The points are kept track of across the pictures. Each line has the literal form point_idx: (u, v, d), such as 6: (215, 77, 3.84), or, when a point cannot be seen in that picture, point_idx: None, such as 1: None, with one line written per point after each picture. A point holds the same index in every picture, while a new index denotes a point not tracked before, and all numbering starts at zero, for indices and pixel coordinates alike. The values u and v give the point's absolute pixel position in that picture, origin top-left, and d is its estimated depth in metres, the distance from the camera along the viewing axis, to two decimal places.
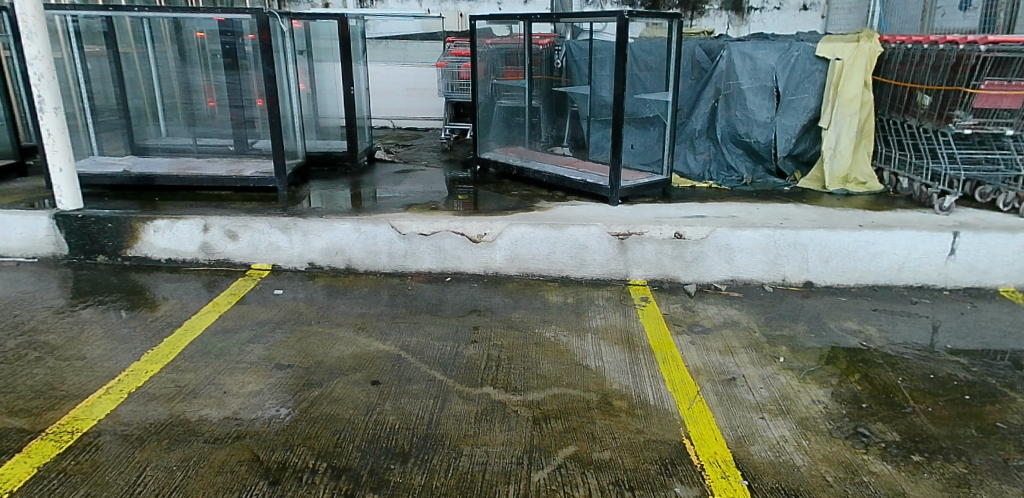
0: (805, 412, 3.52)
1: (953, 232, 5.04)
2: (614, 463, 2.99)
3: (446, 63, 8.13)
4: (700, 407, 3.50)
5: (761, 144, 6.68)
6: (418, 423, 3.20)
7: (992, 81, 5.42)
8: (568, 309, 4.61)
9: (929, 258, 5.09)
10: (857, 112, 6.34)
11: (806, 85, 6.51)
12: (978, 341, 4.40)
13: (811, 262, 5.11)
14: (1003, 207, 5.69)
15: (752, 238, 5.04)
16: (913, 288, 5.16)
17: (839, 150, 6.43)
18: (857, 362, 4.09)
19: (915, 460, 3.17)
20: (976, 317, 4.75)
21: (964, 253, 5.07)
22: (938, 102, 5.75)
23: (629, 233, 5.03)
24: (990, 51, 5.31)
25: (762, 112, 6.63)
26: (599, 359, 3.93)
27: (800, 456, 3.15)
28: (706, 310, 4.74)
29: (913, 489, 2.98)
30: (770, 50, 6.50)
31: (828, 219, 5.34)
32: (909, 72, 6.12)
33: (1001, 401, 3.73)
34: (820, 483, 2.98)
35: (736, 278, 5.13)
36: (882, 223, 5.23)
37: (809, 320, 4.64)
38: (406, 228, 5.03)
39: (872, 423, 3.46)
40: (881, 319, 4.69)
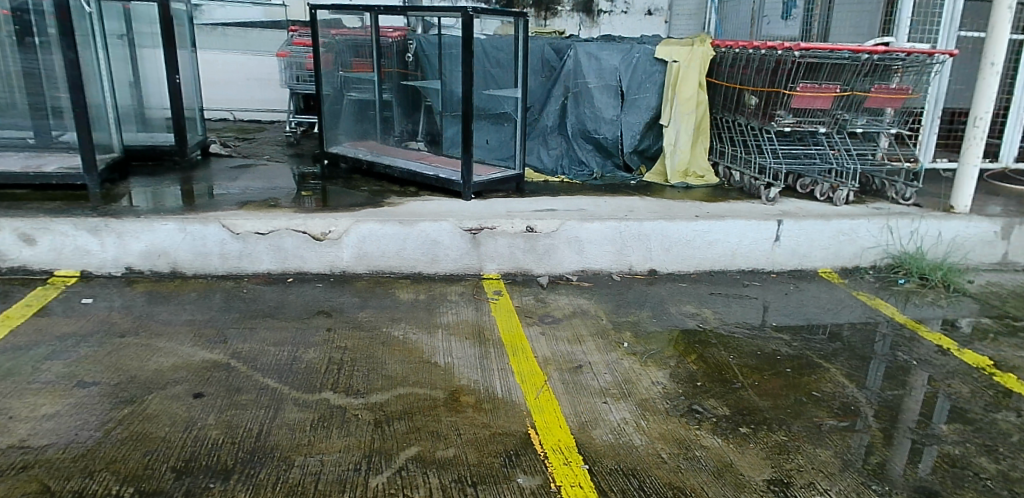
0: (644, 394, 3.65)
1: (777, 221, 5.46)
2: (458, 460, 2.93)
3: (289, 53, 7.76)
4: (546, 396, 3.52)
5: (609, 141, 6.89)
6: (245, 436, 2.97)
7: (807, 84, 5.89)
8: (420, 306, 4.51)
9: (758, 244, 5.49)
10: (693, 111, 6.71)
11: (648, 85, 6.81)
12: (799, 318, 4.80)
13: (655, 251, 5.34)
14: (821, 197, 6.23)
15: (600, 230, 5.17)
16: (745, 272, 5.54)
17: (678, 146, 6.79)
18: (695, 343, 4.31)
19: (742, 432, 3.38)
20: (799, 296, 5.18)
21: (787, 239, 5.52)
22: (763, 103, 6.21)
23: (481, 228, 4.99)
24: (803, 56, 5.74)
25: (609, 109, 6.81)
26: (449, 355, 3.86)
27: (638, 436, 3.25)
28: (558, 301, 4.81)
29: (740, 459, 3.17)
30: (614, 51, 6.71)
31: (668, 211, 5.60)
32: (737, 74, 6.55)
33: (817, 371, 4.07)
34: (655, 460, 3.09)
35: (586, 269, 5.26)
36: (716, 213, 5.57)
37: (653, 306, 4.83)
38: (239, 227, 4.70)
39: (705, 399, 3.65)
40: (717, 302, 4.99)
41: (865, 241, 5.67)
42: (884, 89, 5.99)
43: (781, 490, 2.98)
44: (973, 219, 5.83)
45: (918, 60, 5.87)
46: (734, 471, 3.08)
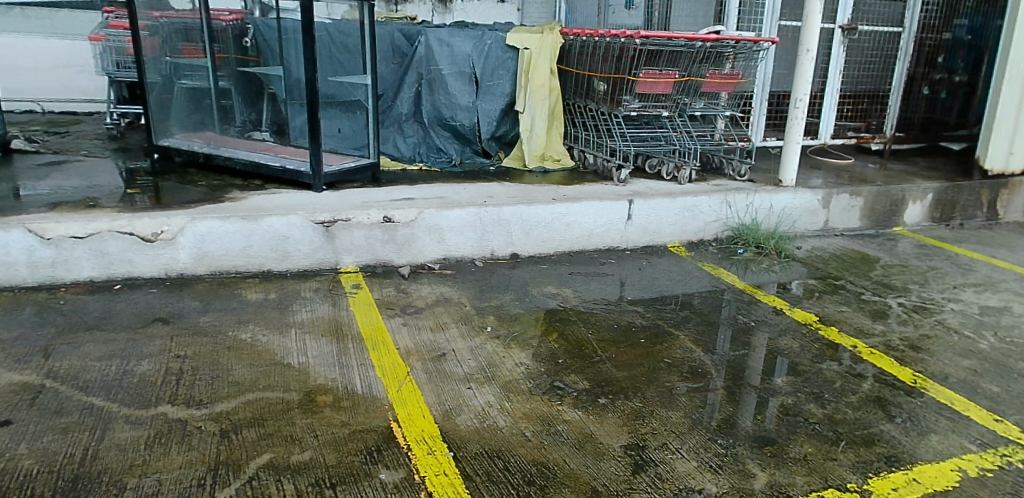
0: (508, 376, 3.65)
1: (629, 200, 5.68)
2: (316, 462, 2.80)
3: (104, 36, 7.06)
4: (409, 388, 3.43)
5: (465, 127, 6.79)
6: (67, 463, 2.67)
7: (648, 71, 6.11)
8: (270, 305, 4.25)
9: (612, 224, 5.68)
10: (547, 98, 6.69)
11: (501, 72, 6.75)
12: (653, 291, 5.03)
13: (515, 236, 5.37)
14: (667, 176, 6.60)
15: (459, 217, 5.11)
16: (602, 251, 5.72)
17: (535, 131, 6.73)
18: (556, 322, 4.39)
19: (601, 403, 3.50)
20: (652, 270, 5.42)
21: (638, 217, 5.76)
22: (611, 89, 6.36)
23: (334, 220, 4.78)
24: (644, 44, 5.95)
25: (463, 96, 6.73)
26: (303, 354, 3.66)
27: (502, 418, 3.26)
28: (420, 290, 4.70)
29: (599, 429, 3.28)
30: (465, 38, 6.61)
31: (526, 195, 5.65)
32: (586, 61, 6.60)
33: (668, 339, 4.29)
34: (520, 439, 3.12)
35: (447, 256, 5.18)
36: (572, 196, 5.68)
37: (516, 289, 4.86)
38: (50, 232, 4.22)
39: (566, 375, 3.73)
40: (577, 281, 5.10)
41: (708, 216, 6.05)
42: (717, 74, 6.39)
43: (638, 454, 3.13)
44: (798, 192, 6.39)
45: (746, 47, 6.28)
46: (594, 441, 3.18)
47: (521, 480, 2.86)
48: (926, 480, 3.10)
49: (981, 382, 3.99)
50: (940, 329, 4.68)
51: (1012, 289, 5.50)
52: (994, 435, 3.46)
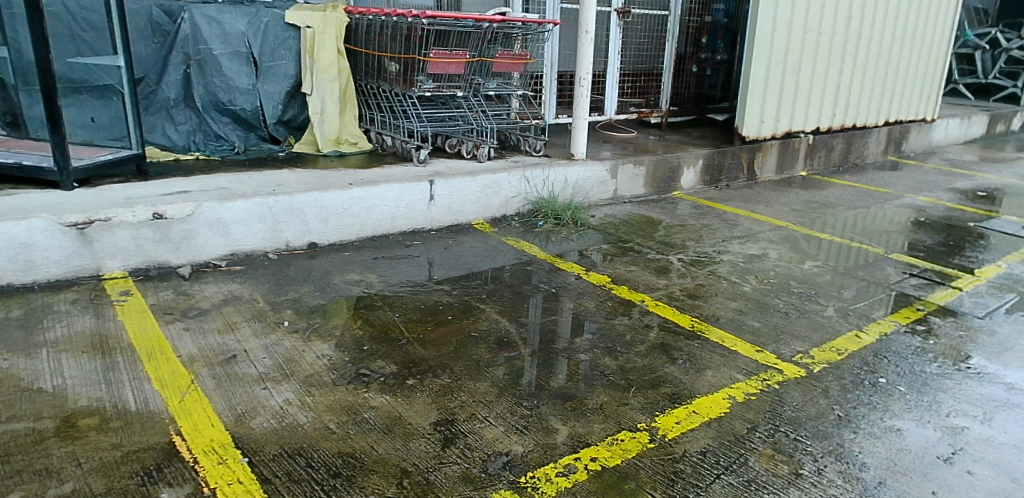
0: (309, 370, 3.46)
1: (429, 181, 5.62)
2: (78, 494, 2.50)
3: None
4: (195, 396, 3.13)
5: (247, 112, 6.29)
6: None
7: (439, 50, 6.02)
8: (15, 325, 3.67)
9: (414, 205, 5.60)
10: (336, 79, 6.41)
11: (282, 51, 6.31)
12: (459, 268, 5.04)
13: (312, 223, 5.09)
14: (466, 155, 6.56)
15: (244, 208, 4.75)
16: (406, 233, 5.62)
17: (326, 114, 6.44)
18: (360, 309, 4.25)
19: (410, 384, 3.43)
20: (458, 249, 5.43)
21: (440, 197, 5.73)
22: (403, 70, 6.16)
23: (90, 221, 4.22)
24: (431, 24, 5.83)
25: (242, 78, 6.21)
26: (58, 376, 3.20)
27: (303, 414, 3.08)
28: (204, 290, 4.31)
29: (408, 410, 3.22)
30: (237, 15, 6.06)
31: (320, 181, 5.37)
32: (374, 42, 6.35)
33: (475, 313, 4.33)
34: (323, 433, 2.97)
35: (235, 252, 4.80)
36: (370, 179, 5.51)
37: (316, 279, 4.62)
38: None
39: (372, 362, 3.61)
40: (381, 265, 4.97)
41: (508, 192, 6.18)
42: (506, 55, 6.48)
43: (447, 428, 3.13)
44: (589, 164, 6.73)
45: (533, 29, 6.38)
46: (403, 423, 3.12)
47: (325, 475, 2.73)
48: (703, 410, 3.48)
49: (746, 320, 4.51)
50: (713, 278, 5.20)
51: (768, 238, 6.27)
52: (756, 364, 3.94)
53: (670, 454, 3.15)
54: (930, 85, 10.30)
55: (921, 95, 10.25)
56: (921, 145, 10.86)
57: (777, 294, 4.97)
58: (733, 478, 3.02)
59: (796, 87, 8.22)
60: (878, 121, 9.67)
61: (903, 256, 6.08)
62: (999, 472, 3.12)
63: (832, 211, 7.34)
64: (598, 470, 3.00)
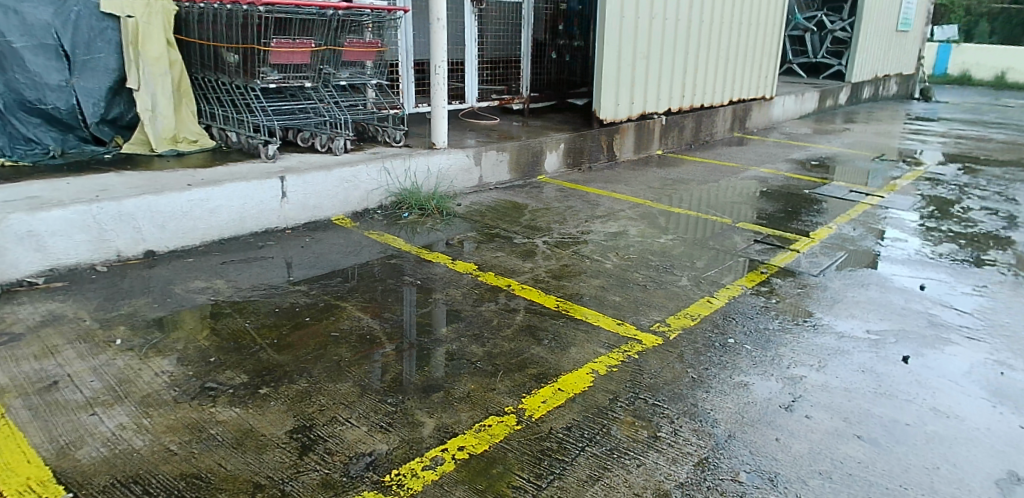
0: (145, 389, 3.17)
1: (279, 177, 5.33)
2: None
3: None
4: (4, 432, 2.82)
5: (61, 111, 5.70)
6: None
7: (280, 39, 5.69)
8: None
9: (264, 204, 5.29)
10: (167, 72, 5.91)
11: (100, 43, 5.72)
12: (318, 267, 4.82)
13: (146, 230, 4.69)
14: (322, 148, 6.28)
15: (62, 217, 4.30)
16: (258, 234, 5.29)
17: (159, 111, 5.92)
18: (207, 318, 3.95)
19: (262, 393, 3.22)
20: (316, 247, 5.18)
21: (294, 194, 5.45)
22: (243, 61, 5.79)
23: None
24: (270, 11, 5.49)
25: (52, 74, 5.60)
26: None
27: (139, 438, 2.83)
28: (17, 313, 3.85)
29: (261, 421, 3.02)
30: (40, 3, 5.44)
31: (154, 183, 4.95)
32: (208, 31, 5.94)
33: (334, 312, 4.14)
34: (162, 456, 2.74)
35: (56, 266, 4.34)
36: (212, 178, 5.14)
37: (155, 290, 4.25)
38: None
39: (220, 374, 3.36)
40: (231, 270, 4.65)
41: (368, 185, 5.99)
42: (357, 43, 6.24)
43: (305, 435, 2.97)
44: (451, 153, 6.65)
45: (383, 16, 6.17)
46: (255, 435, 2.93)
47: None
48: (568, 386, 3.53)
49: (607, 296, 4.63)
50: (576, 258, 5.30)
51: (628, 215, 6.49)
52: (617, 337, 4.06)
53: (537, 433, 3.16)
54: (767, 66, 11.08)
55: (760, 75, 11.02)
56: (762, 121, 11.69)
57: (637, 269, 5.14)
58: (597, 449, 3.09)
59: (647, 72, 8.56)
60: (723, 100, 10.29)
61: (748, 224, 6.50)
62: (832, 413, 3.39)
63: (685, 186, 7.72)
64: (466, 458, 2.96)
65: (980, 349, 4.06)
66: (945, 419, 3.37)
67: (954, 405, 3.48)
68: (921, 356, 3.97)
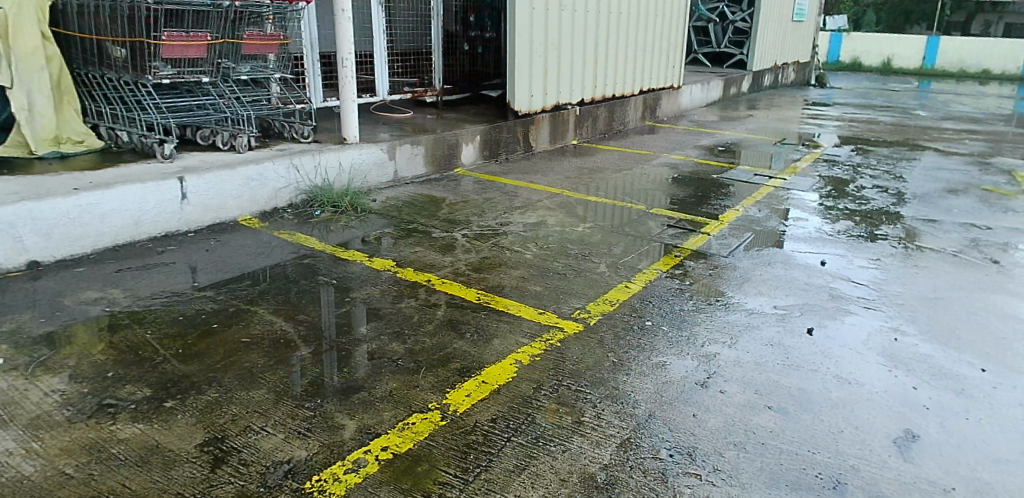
0: (33, 412, 2.96)
1: (178, 178, 5.07)
2: None
3: None
4: None
5: None
6: None
7: (172, 33, 5.39)
8: None
9: (163, 207, 5.01)
10: (43, 68, 5.42)
11: None
12: (225, 271, 4.60)
13: (29, 239, 4.37)
14: (224, 146, 5.98)
15: None
16: (157, 238, 5.01)
17: (36, 110, 5.44)
18: (103, 331, 3.70)
19: (167, 406, 3.06)
20: (223, 250, 4.95)
21: (195, 195, 5.19)
22: (131, 56, 5.42)
23: None
24: (159, 3, 5.20)
25: None
26: None
27: (29, 463, 2.67)
28: None
29: (167, 436, 2.87)
30: None
31: (37, 188, 4.62)
32: (89, 23, 5.56)
33: (244, 317, 3.97)
34: (56, 482, 2.59)
35: None
36: (102, 181, 4.83)
37: (43, 304, 3.96)
38: None
39: (120, 388, 3.17)
40: (128, 278, 4.38)
41: (275, 183, 5.78)
42: (257, 35, 6.02)
43: (216, 447, 2.84)
44: (364, 147, 6.50)
45: (283, 7, 6.01)
46: (160, 452, 2.78)
47: None
48: (492, 379, 3.51)
49: (528, 286, 4.64)
50: (496, 250, 5.29)
51: (546, 205, 6.53)
52: (539, 326, 4.07)
53: (461, 427, 3.13)
54: (673, 55, 11.39)
55: (667, 65, 11.33)
56: (671, 110, 12.01)
57: (556, 258, 5.18)
58: (522, 439, 3.08)
59: (558, 63, 8.63)
60: (633, 90, 10.52)
61: (661, 209, 6.67)
62: (745, 387, 3.52)
63: (600, 175, 7.84)
64: (389, 458, 2.89)
65: (877, 318, 4.32)
66: (847, 385, 3.56)
67: (855, 372, 3.68)
68: (824, 327, 4.18)
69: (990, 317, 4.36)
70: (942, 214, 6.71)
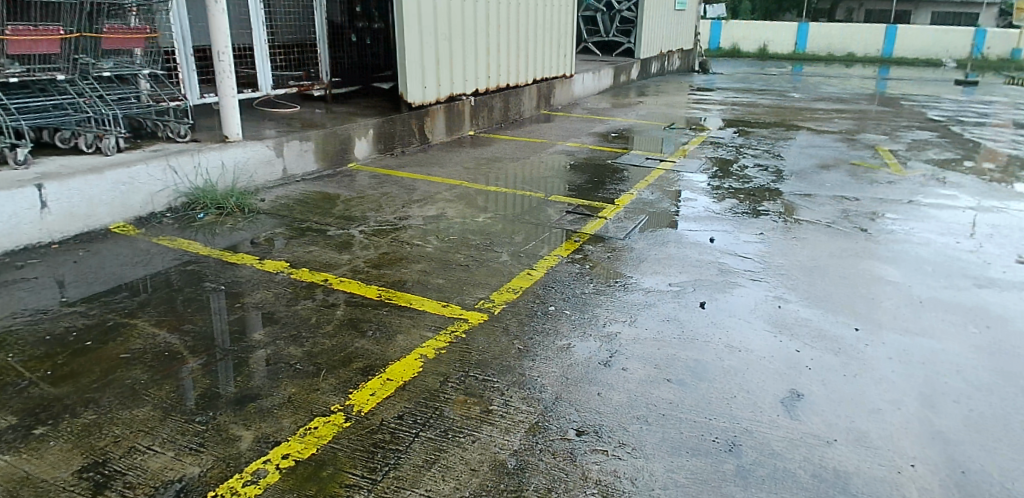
0: None
1: (35, 185, 4.67)
2: None
3: None
4: None
5: None
6: None
7: (16, 26, 4.92)
8: None
9: (19, 218, 4.62)
10: None
11: None
12: (98, 283, 4.28)
13: None
14: (88, 148, 5.56)
15: None
16: (14, 252, 4.62)
17: None
18: None
19: (38, 434, 2.85)
20: (94, 261, 4.60)
21: (57, 203, 4.80)
22: None
23: None
24: None
25: None
26: None
27: None
28: None
29: (39, 466, 2.69)
30: None
31: None
32: None
33: (123, 332, 3.70)
34: None
35: None
36: None
37: None
38: None
39: None
40: None
41: (150, 186, 5.43)
42: (119, 30, 5.59)
43: (97, 472, 2.68)
44: (248, 145, 6.21)
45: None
46: (32, 483, 2.61)
47: None
48: (397, 375, 3.45)
49: (431, 279, 4.59)
50: (396, 245, 5.20)
51: (445, 197, 6.48)
52: (443, 319, 4.04)
53: (367, 427, 3.06)
54: (564, 44, 11.57)
55: (558, 54, 11.50)
56: (564, 98, 12.21)
57: (457, 249, 5.15)
58: (431, 433, 3.05)
59: (450, 53, 8.57)
60: (527, 79, 10.61)
61: (559, 196, 6.77)
62: (645, 362, 3.63)
63: (498, 164, 7.87)
64: (292, 466, 2.79)
65: (762, 288, 4.57)
66: (738, 353, 3.75)
67: (744, 340, 3.88)
68: (715, 300, 4.38)
69: (861, 281, 4.71)
70: (817, 188, 7.18)
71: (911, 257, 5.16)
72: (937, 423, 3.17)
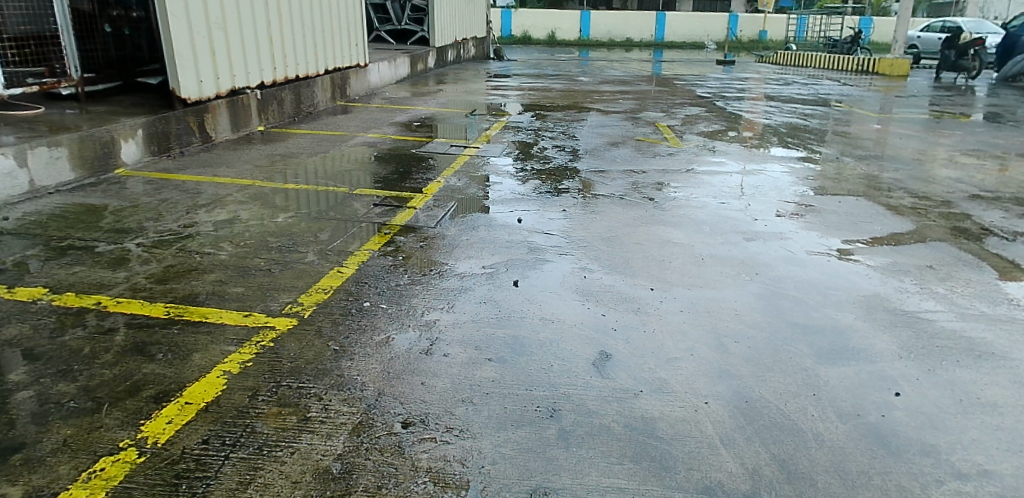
0: None
1: None
2: None
3: None
4: None
5: None
6: None
7: None
8: None
9: None
10: None
11: None
12: None
13: None
14: None
15: None
16: None
17: None
18: None
19: None
20: None
21: None
22: None
23: None
24: None
25: None
26: None
27: None
28: None
29: None
30: None
31: None
32: None
33: None
34: None
35: None
36: None
37: None
38: None
39: None
40: None
41: None
42: None
43: None
44: None
45: None
46: None
47: None
48: (197, 397, 3.13)
49: (227, 289, 4.23)
50: (183, 255, 4.73)
51: (236, 199, 6.03)
52: (246, 330, 3.74)
53: (167, 458, 2.75)
54: (354, 33, 11.24)
55: (349, 43, 11.16)
56: (360, 89, 11.88)
57: (256, 254, 4.80)
58: (242, 452, 2.81)
59: (226, 43, 7.95)
60: (317, 70, 10.17)
61: (365, 189, 6.57)
62: (464, 346, 3.63)
63: (294, 160, 7.47)
64: None
65: (569, 261, 4.79)
66: (550, 324, 3.89)
67: (555, 311, 4.04)
68: (527, 277, 4.51)
69: (653, 245, 5.10)
70: (609, 164, 7.67)
71: (693, 220, 5.68)
72: (725, 362, 3.52)
